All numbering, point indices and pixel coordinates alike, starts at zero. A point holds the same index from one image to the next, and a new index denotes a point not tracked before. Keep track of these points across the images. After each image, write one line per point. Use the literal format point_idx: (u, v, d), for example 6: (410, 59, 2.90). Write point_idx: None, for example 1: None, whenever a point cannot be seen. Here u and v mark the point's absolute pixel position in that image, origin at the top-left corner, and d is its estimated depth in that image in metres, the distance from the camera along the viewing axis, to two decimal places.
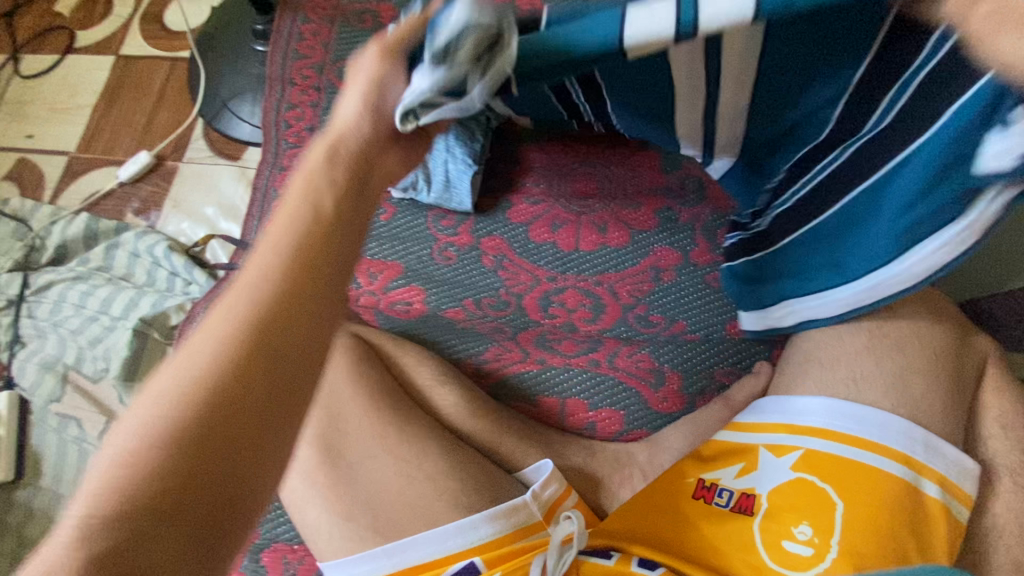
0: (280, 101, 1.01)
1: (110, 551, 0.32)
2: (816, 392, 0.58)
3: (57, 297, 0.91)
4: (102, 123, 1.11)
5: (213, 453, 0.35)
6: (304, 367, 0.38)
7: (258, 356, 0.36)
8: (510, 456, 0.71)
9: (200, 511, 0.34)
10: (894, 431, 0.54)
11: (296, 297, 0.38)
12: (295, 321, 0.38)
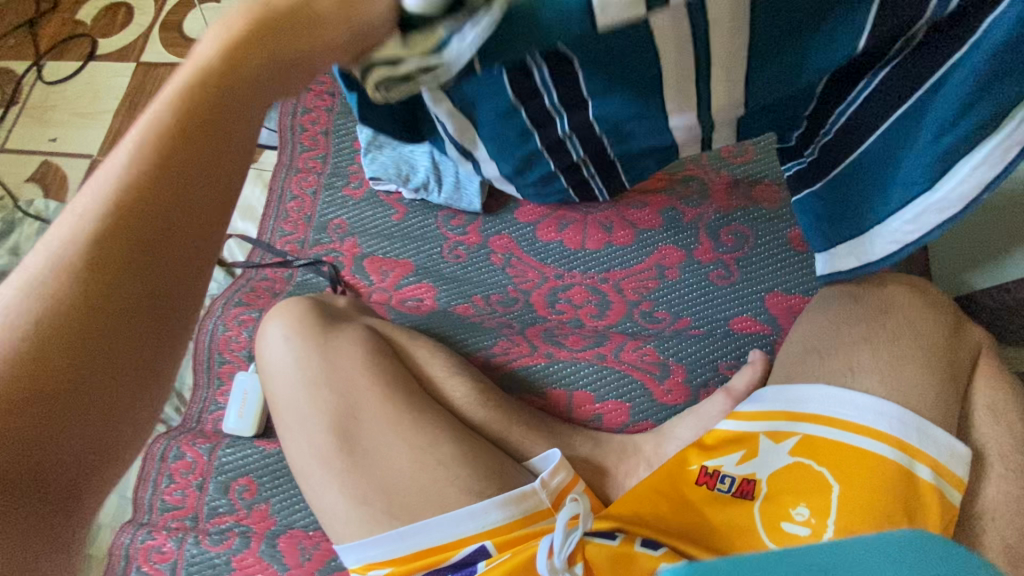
0: (296, 105, 1.04)
1: None
2: (814, 380, 0.61)
3: None
4: (123, 128, 1.15)
5: (53, 408, 0.33)
6: (171, 289, 0.35)
7: (121, 266, 0.34)
8: (520, 445, 0.73)
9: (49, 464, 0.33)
10: (888, 416, 0.57)
11: (169, 205, 0.35)
12: (170, 238, 0.35)
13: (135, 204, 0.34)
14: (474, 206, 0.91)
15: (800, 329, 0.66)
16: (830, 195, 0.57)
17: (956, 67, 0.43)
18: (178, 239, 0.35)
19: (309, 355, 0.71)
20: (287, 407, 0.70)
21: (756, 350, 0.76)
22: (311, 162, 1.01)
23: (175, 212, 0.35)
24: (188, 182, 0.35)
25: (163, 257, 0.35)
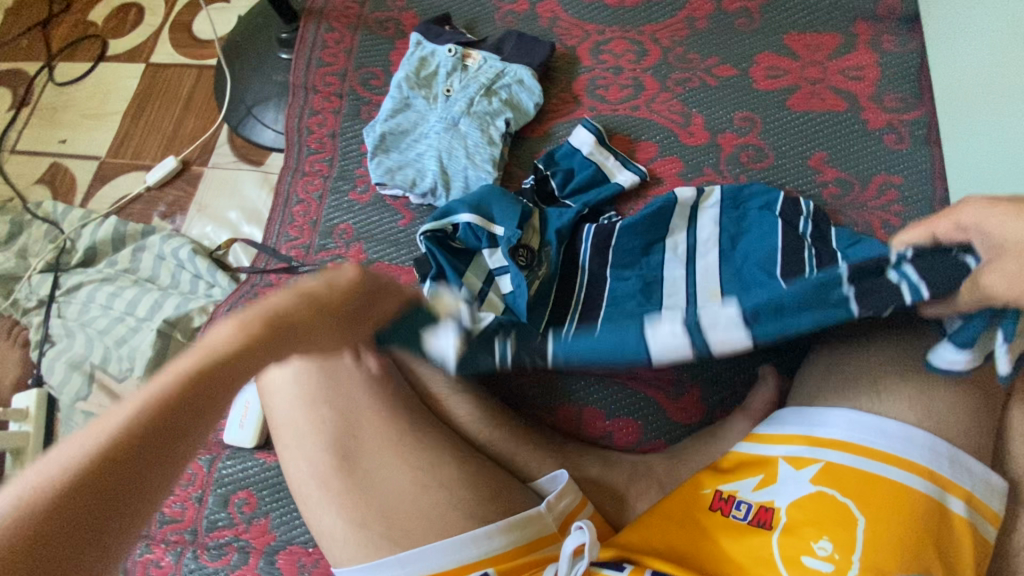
0: (303, 108, 1.03)
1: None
2: (838, 403, 0.58)
3: (85, 298, 0.94)
4: (131, 129, 1.14)
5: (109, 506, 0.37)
6: (162, 485, 0.40)
7: (142, 458, 0.38)
8: (526, 465, 0.70)
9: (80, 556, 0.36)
10: (919, 445, 0.53)
11: (186, 412, 0.41)
12: (181, 436, 0.40)
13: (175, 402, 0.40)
14: None
15: (823, 348, 0.63)
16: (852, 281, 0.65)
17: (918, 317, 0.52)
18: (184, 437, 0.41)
19: (308, 367, 0.69)
20: (285, 422, 0.68)
21: (767, 366, 0.72)
22: (317, 166, 0.99)
23: (198, 419, 0.41)
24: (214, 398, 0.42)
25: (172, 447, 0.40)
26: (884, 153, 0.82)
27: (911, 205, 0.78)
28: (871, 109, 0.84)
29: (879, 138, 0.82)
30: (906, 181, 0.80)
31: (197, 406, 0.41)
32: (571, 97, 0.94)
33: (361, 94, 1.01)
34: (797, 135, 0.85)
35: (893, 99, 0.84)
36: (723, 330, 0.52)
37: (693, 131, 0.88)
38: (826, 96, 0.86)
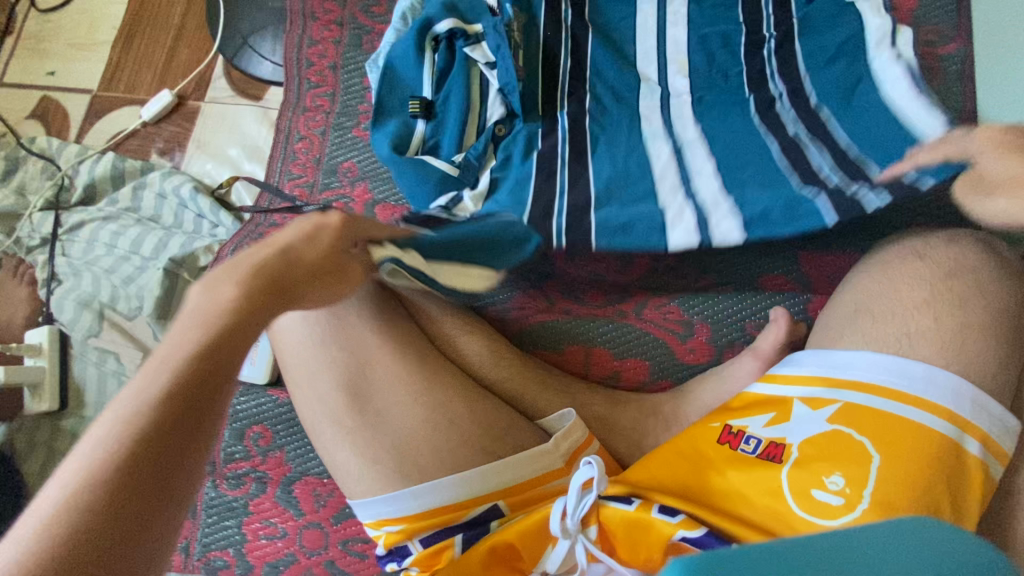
0: (301, 37, 0.98)
1: (107, 487, 0.35)
2: (859, 346, 0.64)
3: (89, 236, 0.93)
4: (122, 61, 1.09)
5: (153, 464, 0.37)
6: (184, 467, 0.39)
7: (194, 399, 0.41)
8: (533, 404, 0.74)
9: (157, 477, 0.37)
10: (942, 387, 0.58)
11: (241, 286, 0.50)
12: (167, 493, 0.37)
13: (214, 349, 0.44)
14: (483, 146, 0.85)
15: (846, 297, 0.70)
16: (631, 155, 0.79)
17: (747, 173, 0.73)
18: (276, 301, 0.52)
19: (316, 310, 0.72)
20: (296, 364, 0.73)
21: (779, 309, 0.73)
22: (318, 101, 0.96)
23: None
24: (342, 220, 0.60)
25: (190, 466, 0.39)
26: None
27: None
28: None
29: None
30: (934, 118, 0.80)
31: (131, 494, 0.36)
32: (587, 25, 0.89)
33: (363, 23, 0.97)
34: None
35: (930, 32, 0.85)
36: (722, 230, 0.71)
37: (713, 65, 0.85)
38: None
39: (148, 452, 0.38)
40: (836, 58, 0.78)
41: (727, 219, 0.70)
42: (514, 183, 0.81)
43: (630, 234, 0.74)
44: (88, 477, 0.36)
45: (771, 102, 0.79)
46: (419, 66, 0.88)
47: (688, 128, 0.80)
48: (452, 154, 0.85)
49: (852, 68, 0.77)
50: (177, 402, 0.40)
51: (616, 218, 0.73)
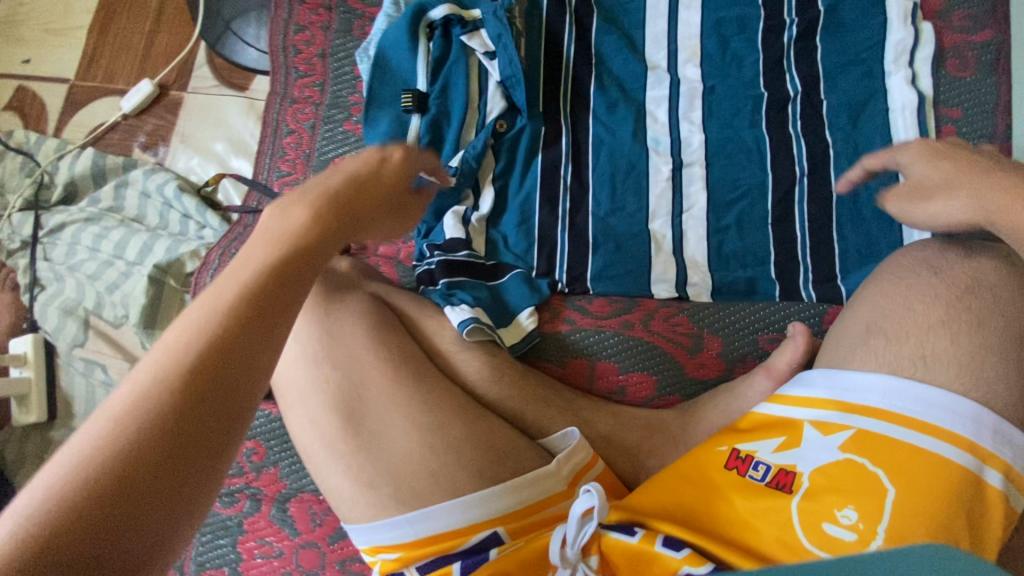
0: (287, 22, 0.91)
1: (136, 445, 0.33)
2: (873, 370, 0.60)
3: (71, 238, 0.89)
4: (99, 48, 1.02)
5: (193, 422, 0.35)
6: (218, 437, 0.36)
7: (238, 354, 0.38)
8: (536, 423, 0.72)
9: (193, 444, 0.35)
10: (963, 417, 0.55)
11: (288, 229, 0.45)
12: (203, 451, 0.35)
13: (262, 299, 0.40)
14: (482, 144, 0.80)
15: (854, 315, 0.66)
16: (627, 177, 0.81)
17: (735, 212, 0.78)
18: (331, 245, 0.47)
19: (310, 328, 0.71)
20: (289, 381, 0.72)
21: (798, 323, 0.70)
22: (307, 92, 0.91)
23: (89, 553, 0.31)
24: (382, 157, 0.54)
25: (230, 427, 0.36)
26: (944, 81, 0.76)
27: (971, 141, 0.74)
28: (937, 28, 0.78)
29: (941, 62, 0.76)
30: (965, 113, 0.75)
31: (168, 447, 0.34)
32: (592, 10, 0.84)
33: (352, 6, 0.90)
34: (845, 65, 0.78)
35: (959, 17, 0.78)
36: (699, 290, 0.76)
37: (726, 62, 0.81)
38: (883, 17, 0.77)
39: (183, 416, 0.35)
40: (853, 65, 0.78)
41: (701, 281, 0.76)
42: (517, 214, 0.82)
43: (622, 279, 0.78)
44: (124, 426, 0.34)
45: (785, 103, 0.79)
46: (412, 52, 0.81)
47: (691, 146, 0.81)
48: (450, 156, 0.81)
49: (864, 82, 0.77)
50: (221, 354, 0.37)
51: (609, 269, 0.79)
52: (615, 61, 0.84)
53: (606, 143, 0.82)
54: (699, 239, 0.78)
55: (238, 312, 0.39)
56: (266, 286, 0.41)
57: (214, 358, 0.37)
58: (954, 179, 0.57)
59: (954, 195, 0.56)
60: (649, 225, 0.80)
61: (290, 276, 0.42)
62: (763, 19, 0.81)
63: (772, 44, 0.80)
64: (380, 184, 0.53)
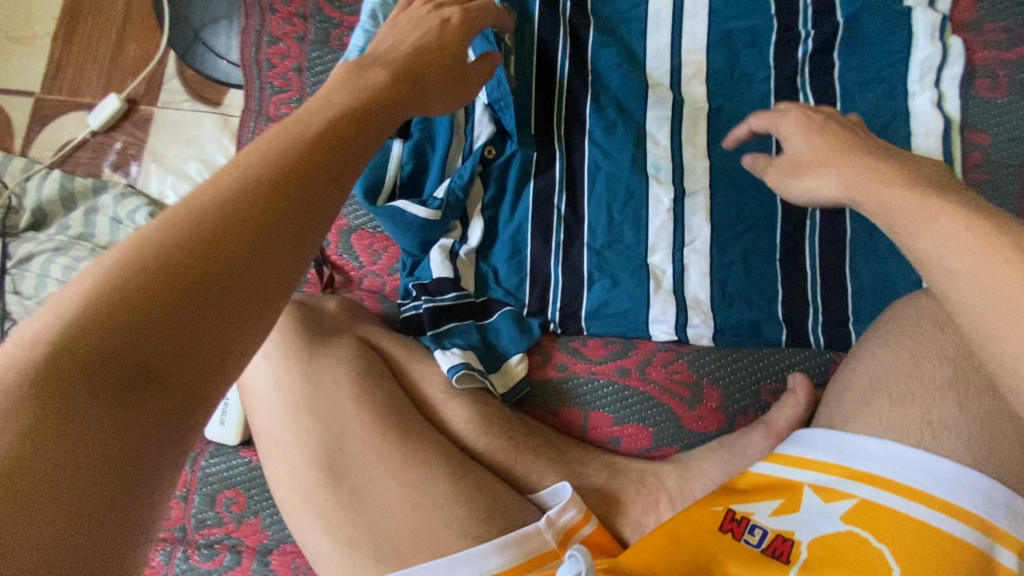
0: (260, 32, 0.84)
1: (144, 302, 0.28)
2: (876, 432, 0.59)
3: (40, 269, 0.84)
4: (64, 57, 0.95)
5: (211, 284, 0.30)
6: (241, 323, 0.31)
7: (262, 226, 0.32)
8: (525, 476, 0.69)
9: (209, 321, 0.30)
10: (972, 491, 0.53)
11: (330, 109, 0.39)
12: (215, 331, 0.30)
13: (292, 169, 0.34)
14: (469, 173, 0.75)
15: (855, 368, 0.63)
16: (626, 206, 0.75)
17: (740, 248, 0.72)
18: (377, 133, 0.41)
19: (290, 374, 0.67)
20: (267, 431, 0.67)
21: (799, 375, 0.67)
22: (284, 109, 0.84)
23: (72, 434, 0.26)
24: (444, 20, 0.55)
25: (247, 306, 0.31)
26: (973, 102, 0.69)
27: (997, 171, 0.68)
28: (967, 43, 0.70)
29: (970, 82, 0.69)
30: (994, 140, 0.68)
31: (175, 317, 0.29)
32: (589, 21, 0.77)
33: (330, 15, 0.84)
34: (865, 85, 0.71)
35: (992, 30, 0.70)
36: (698, 330, 0.72)
37: (734, 80, 0.75)
38: (908, 31, 0.70)
39: (201, 280, 0.30)
40: (874, 83, 0.71)
41: (701, 321, 0.71)
42: (507, 245, 0.77)
43: (619, 318, 0.74)
44: (138, 274, 0.29)
45: None
46: None
47: (695, 174, 0.75)
48: (434, 186, 0.75)
49: (884, 103, 0.70)
50: (256, 215, 0.32)
51: (607, 307, 0.74)
52: (614, 78, 0.77)
53: (603, 167, 0.76)
54: (702, 276, 0.72)
55: (280, 179, 0.34)
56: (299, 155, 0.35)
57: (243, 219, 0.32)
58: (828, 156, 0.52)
59: (828, 168, 0.51)
60: (648, 258, 0.74)
61: (338, 150, 0.37)
62: (777, 32, 0.74)
63: (784, 60, 0.73)
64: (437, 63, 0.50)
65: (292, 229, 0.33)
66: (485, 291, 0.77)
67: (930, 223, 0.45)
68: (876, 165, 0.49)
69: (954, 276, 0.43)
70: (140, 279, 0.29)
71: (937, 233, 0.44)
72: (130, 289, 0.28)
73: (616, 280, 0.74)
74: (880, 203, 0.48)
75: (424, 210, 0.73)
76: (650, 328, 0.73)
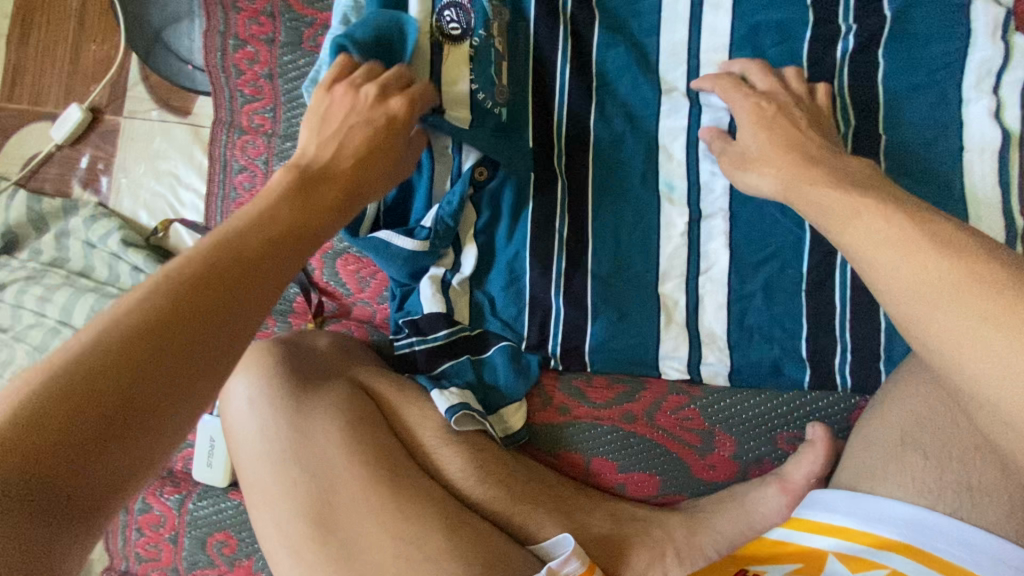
0: (224, 34, 0.76)
1: (55, 420, 0.34)
2: (902, 496, 0.52)
3: (14, 300, 0.80)
4: (21, 61, 0.88)
5: (122, 407, 0.36)
6: (142, 447, 0.37)
7: (158, 357, 0.37)
8: (524, 525, 0.64)
9: (113, 445, 0.36)
10: (1008, 566, 0.48)
11: (245, 238, 0.44)
12: (130, 431, 0.36)
13: (192, 308, 0.39)
14: (460, 197, 0.66)
15: (879, 420, 0.56)
16: (638, 226, 0.67)
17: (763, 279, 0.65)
18: (287, 262, 0.46)
19: (277, 422, 0.62)
20: (252, 481, 0.61)
21: (817, 424, 0.63)
22: (257, 120, 0.76)
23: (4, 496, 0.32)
24: (389, 117, 0.55)
25: (157, 408, 0.37)
26: None
27: None
28: None
29: None
30: None
31: (71, 447, 0.34)
32: (594, 18, 0.68)
33: (301, 12, 0.74)
34: (911, 90, 0.62)
35: None
36: (713, 368, 0.66)
37: None
38: (966, 27, 0.60)
39: (109, 407, 0.35)
40: (923, 88, 0.61)
41: (716, 358, 0.65)
42: (505, 272, 0.69)
43: (628, 354, 0.67)
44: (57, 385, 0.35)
45: None
46: None
47: (713, 193, 0.66)
48: (423, 213, 0.68)
49: (934, 111, 0.61)
50: (166, 335, 0.38)
51: (612, 342, 0.67)
52: (622, 84, 0.68)
53: (608, 185, 0.68)
54: (719, 308, 0.65)
55: (199, 297, 0.40)
56: (196, 295, 0.40)
57: (156, 338, 0.38)
58: (766, 154, 0.55)
59: (768, 167, 0.55)
60: (660, 287, 0.67)
61: (254, 275, 0.43)
62: (811, 27, 0.64)
63: (819, 60, 0.64)
64: (371, 168, 0.54)
65: (201, 354, 0.39)
66: (482, 323, 0.69)
67: (853, 219, 0.46)
68: (807, 170, 0.52)
69: (889, 278, 0.43)
70: (38, 413, 0.34)
71: (858, 232, 0.45)
72: (30, 423, 0.34)
73: (626, 315, 0.67)
74: (812, 204, 0.50)
75: (412, 242, 0.66)
76: (661, 363, 0.67)
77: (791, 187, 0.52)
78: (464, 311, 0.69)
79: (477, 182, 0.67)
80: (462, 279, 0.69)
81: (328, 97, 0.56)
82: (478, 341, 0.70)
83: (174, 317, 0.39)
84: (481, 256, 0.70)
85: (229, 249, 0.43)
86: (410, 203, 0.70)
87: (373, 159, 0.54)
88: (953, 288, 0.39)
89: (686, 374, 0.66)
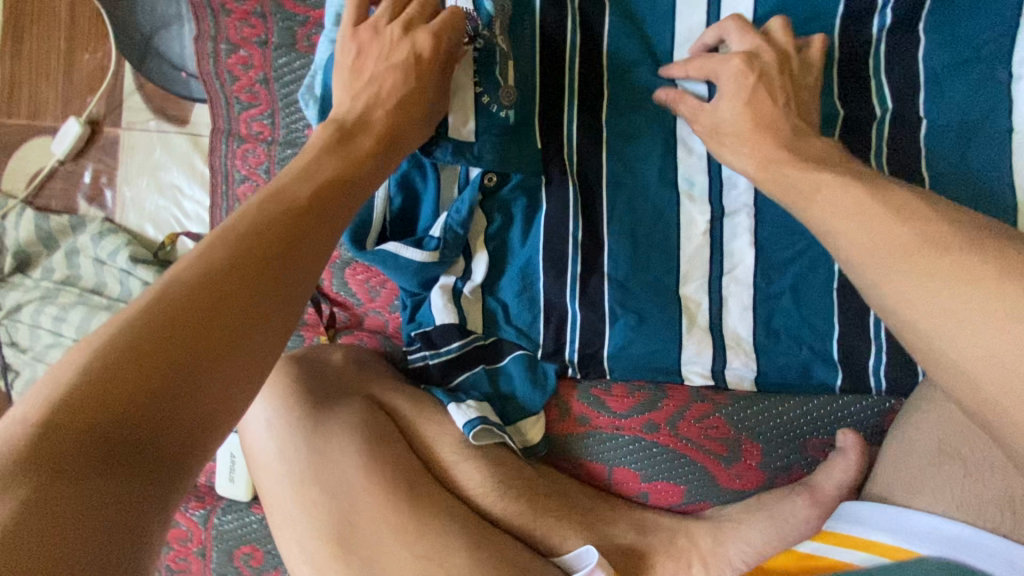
0: (215, 39, 0.73)
1: (143, 351, 0.35)
2: (939, 509, 0.50)
3: (31, 320, 0.80)
4: (15, 75, 0.86)
5: (205, 339, 0.37)
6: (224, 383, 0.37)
7: (231, 298, 0.39)
8: (547, 538, 0.64)
9: (199, 376, 0.36)
10: None
11: (294, 188, 0.45)
12: (213, 368, 0.37)
13: (255, 256, 0.41)
14: (468, 207, 0.64)
15: (916, 429, 0.53)
16: (658, 225, 0.63)
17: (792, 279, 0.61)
18: (334, 215, 0.46)
19: (294, 442, 0.61)
20: (274, 501, 0.61)
21: (850, 432, 0.60)
22: (256, 127, 0.74)
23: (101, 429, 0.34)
24: (417, 54, 0.55)
25: (234, 345, 0.38)
26: None
27: None
28: None
29: None
30: None
31: (149, 393, 0.35)
32: (604, 5, 0.64)
33: (293, 11, 0.71)
34: (955, 67, 0.56)
35: None
36: (739, 372, 0.63)
37: None
38: None
39: (192, 339, 0.36)
40: (968, 64, 0.56)
41: (742, 362, 0.62)
42: (518, 278, 0.66)
43: (649, 361, 0.64)
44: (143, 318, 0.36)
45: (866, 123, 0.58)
46: None
47: (737, 189, 0.62)
48: (431, 222, 0.66)
49: (981, 90, 0.55)
50: (239, 275, 0.39)
51: (631, 347, 0.64)
52: (636, 73, 0.63)
53: (626, 182, 0.64)
54: (745, 311, 0.62)
55: (268, 239, 0.41)
56: (257, 245, 0.41)
57: (231, 276, 0.39)
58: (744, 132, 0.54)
59: (741, 145, 0.53)
60: (683, 289, 0.63)
61: (316, 216, 0.44)
62: (844, 2, 0.59)
63: (852, 38, 0.59)
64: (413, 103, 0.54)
65: (272, 294, 0.40)
66: (495, 332, 0.67)
67: (815, 194, 0.46)
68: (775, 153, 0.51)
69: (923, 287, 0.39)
70: (108, 369, 0.34)
71: (823, 203, 0.45)
72: (104, 380, 0.34)
73: (647, 320, 0.63)
74: (781, 183, 0.50)
75: (421, 253, 0.64)
76: (685, 367, 0.64)
77: (767, 167, 0.51)
78: (478, 321, 0.67)
79: (485, 190, 0.65)
80: (474, 288, 0.67)
81: (355, 41, 0.56)
82: (494, 351, 0.67)
83: (246, 259, 0.40)
84: (493, 261, 0.67)
85: (292, 195, 0.45)
86: (417, 214, 0.68)
87: (415, 96, 0.55)
88: (898, 252, 0.40)
89: (711, 379, 0.63)
